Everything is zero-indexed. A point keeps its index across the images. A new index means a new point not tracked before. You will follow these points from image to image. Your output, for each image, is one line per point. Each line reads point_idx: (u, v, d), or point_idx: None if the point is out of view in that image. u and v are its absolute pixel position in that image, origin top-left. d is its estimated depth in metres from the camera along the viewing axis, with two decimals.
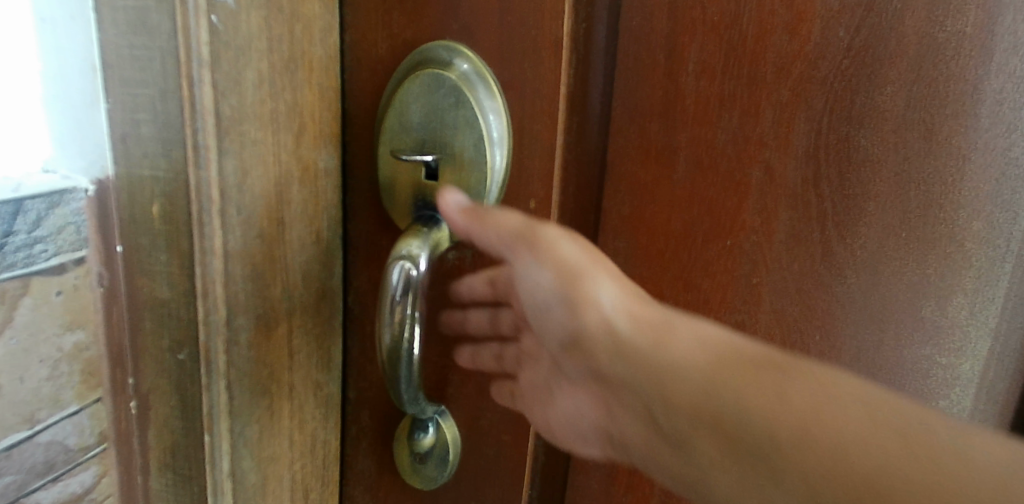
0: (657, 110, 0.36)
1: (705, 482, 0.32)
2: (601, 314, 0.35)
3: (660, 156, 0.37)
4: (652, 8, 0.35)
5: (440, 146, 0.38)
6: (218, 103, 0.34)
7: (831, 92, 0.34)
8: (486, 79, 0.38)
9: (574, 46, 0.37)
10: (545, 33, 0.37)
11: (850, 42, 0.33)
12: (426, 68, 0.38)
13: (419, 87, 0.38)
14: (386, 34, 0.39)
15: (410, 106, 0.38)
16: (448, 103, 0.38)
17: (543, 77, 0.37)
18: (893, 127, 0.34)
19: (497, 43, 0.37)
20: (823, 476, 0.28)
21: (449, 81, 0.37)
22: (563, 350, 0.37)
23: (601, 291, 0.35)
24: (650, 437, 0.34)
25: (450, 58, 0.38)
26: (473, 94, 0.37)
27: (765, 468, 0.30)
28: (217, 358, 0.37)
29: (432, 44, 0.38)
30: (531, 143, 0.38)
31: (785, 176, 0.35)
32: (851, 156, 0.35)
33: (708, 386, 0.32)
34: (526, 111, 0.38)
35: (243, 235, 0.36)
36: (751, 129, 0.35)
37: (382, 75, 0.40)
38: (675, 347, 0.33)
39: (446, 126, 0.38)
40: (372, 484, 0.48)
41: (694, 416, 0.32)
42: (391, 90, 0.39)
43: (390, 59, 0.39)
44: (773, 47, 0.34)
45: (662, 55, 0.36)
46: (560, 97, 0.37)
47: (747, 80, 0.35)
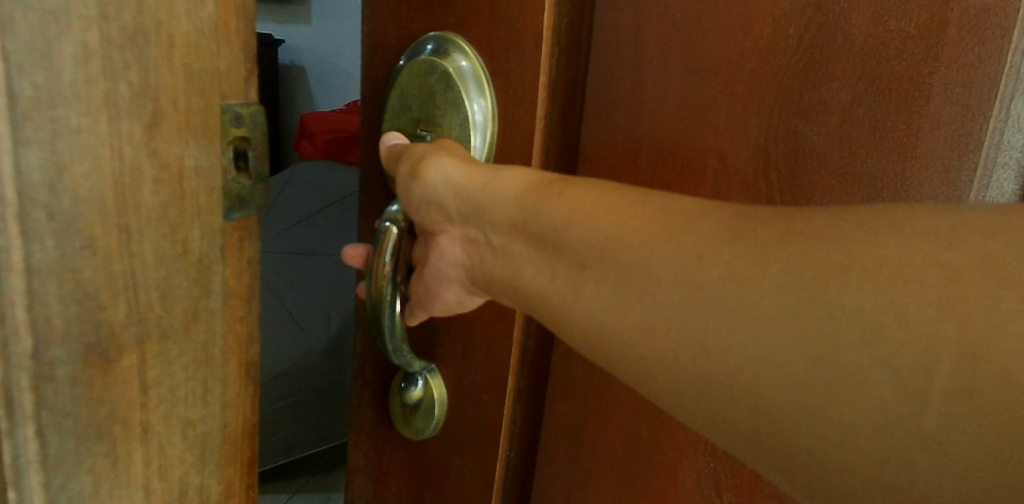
0: (625, 100, 0.40)
1: (518, 277, 0.36)
2: (441, 178, 0.39)
3: (627, 141, 0.40)
4: (621, 5, 0.39)
5: (431, 126, 0.44)
6: (13, 83, 0.24)
7: (781, 87, 0.36)
8: (476, 67, 0.42)
9: (554, 39, 0.41)
10: (528, 26, 0.41)
11: (799, 40, 0.36)
12: (424, 56, 0.43)
13: (415, 71, 0.43)
14: (394, 25, 0.45)
15: (405, 86, 0.44)
16: (440, 88, 0.42)
17: (526, 65, 0.41)
18: (839, 121, 0.36)
19: (487, 35, 0.42)
20: (591, 251, 0.32)
21: (442, 68, 0.42)
22: (421, 207, 0.41)
23: (432, 157, 0.39)
24: (485, 255, 0.38)
25: (446, 50, 0.42)
26: (462, 80, 0.42)
27: (554, 252, 0.34)
28: (19, 399, 0.25)
29: (432, 34, 0.43)
30: (513, 127, 0.42)
31: (738, 165, 0.38)
32: (800, 148, 0.37)
33: (518, 201, 0.36)
34: (510, 97, 0.42)
35: (60, 247, 0.25)
36: (709, 120, 0.38)
37: (390, 61, 0.45)
38: (496, 184, 0.37)
39: (437, 109, 0.43)
40: (373, 433, 0.53)
41: (511, 228, 0.36)
42: (395, 73, 0.44)
43: (397, 46, 0.45)
44: (729, 44, 0.37)
45: (630, 50, 0.40)
46: (540, 86, 0.41)
47: (703, 73, 0.38)
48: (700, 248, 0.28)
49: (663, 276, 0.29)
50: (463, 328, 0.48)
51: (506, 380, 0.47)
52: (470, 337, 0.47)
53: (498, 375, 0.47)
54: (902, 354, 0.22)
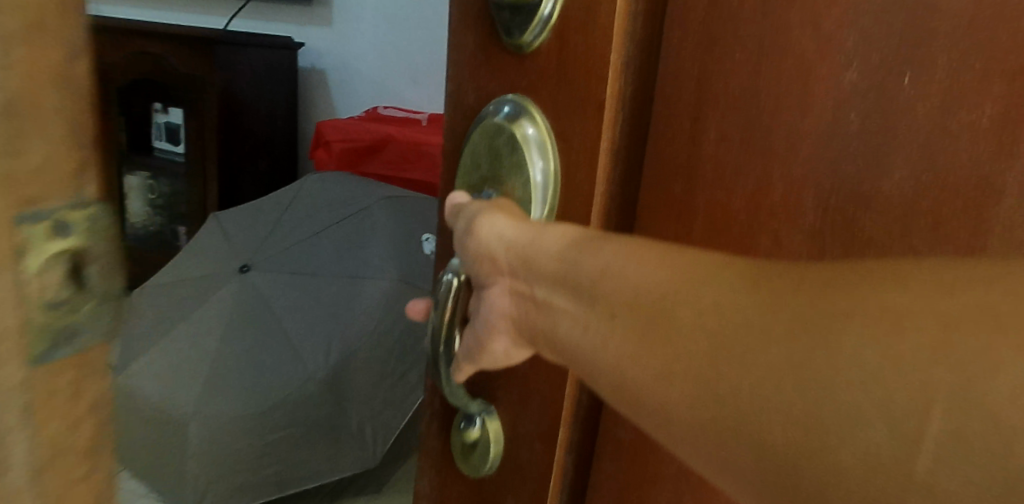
0: (681, 172, 0.41)
1: (554, 331, 0.34)
2: (496, 231, 0.37)
3: (681, 212, 0.41)
4: (682, 80, 0.40)
5: (497, 185, 0.46)
6: None
7: (839, 173, 0.35)
8: (542, 131, 0.44)
9: (618, 106, 0.42)
10: (592, 93, 0.42)
11: (861, 125, 0.34)
12: (495, 118, 0.45)
13: (487, 132, 0.46)
14: (473, 86, 0.48)
15: (478, 145, 0.47)
16: (508, 150, 0.45)
17: (589, 131, 0.42)
18: (900, 213, 0.33)
19: (554, 100, 0.43)
20: (622, 301, 0.30)
21: (510, 132, 0.44)
22: (475, 257, 0.39)
23: (481, 214, 0.39)
24: (528, 308, 0.36)
25: (516, 115, 0.44)
26: (527, 143, 0.44)
27: (588, 305, 0.31)
28: None
29: (504, 99, 0.46)
30: (574, 189, 0.44)
31: (791, 248, 0.37)
32: (855, 238, 0.35)
33: (565, 259, 0.33)
34: (571, 161, 0.43)
35: None
36: (763, 198, 0.38)
37: (467, 119, 0.48)
38: (544, 240, 0.35)
39: (502, 170, 0.45)
40: (436, 462, 0.56)
41: (552, 281, 0.34)
42: (472, 131, 0.47)
43: (474, 106, 0.48)
44: (786, 124, 0.37)
45: (687, 123, 0.40)
46: (601, 152, 0.43)
47: (760, 151, 0.37)
48: (721, 299, 0.26)
49: (682, 323, 0.27)
50: (519, 376, 0.49)
51: (557, 431, 0.48)
52: (526, 385, 0.49)
53: (549, 425, 0.48)
54: (899, 396, 0.20)
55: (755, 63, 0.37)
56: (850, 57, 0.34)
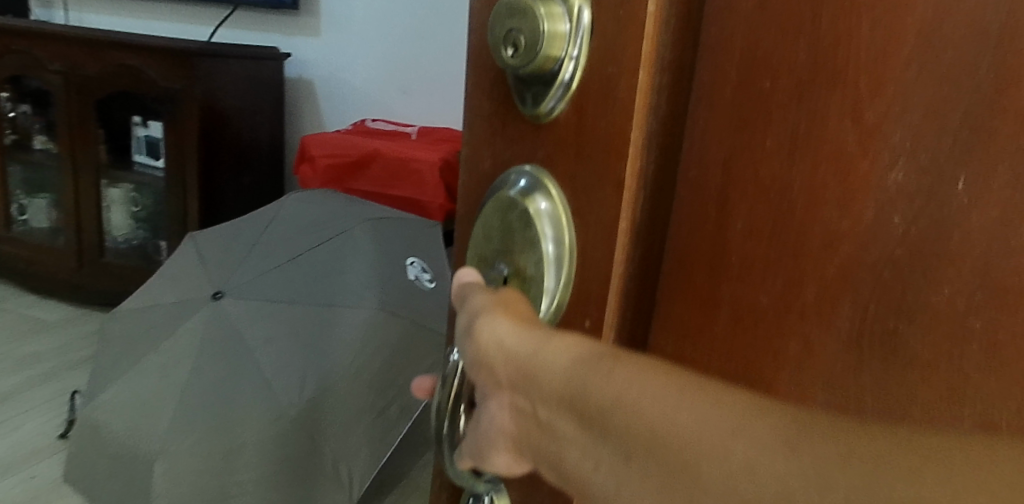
0: (705, 260, 0.38)
1: (562, 457, 0.32)
2: (493, 337, 0.36)
3: (704, 304, 0.38)
4: (710, 163, 0.37)
5: (509, 260, 0.44)
6: None
7: (879, 279, 0.31)
8: (555, 207, 0.42)
9: (639, 184, 0.40)
10: (611, 170, 0.40)
11: (906, 229, 0.31)
12: (510, 191, 0.44)
13: (500, 204, 0.44)
14: (489, 152, 0.46)
15: (491, 217, 0.45)
16: (520, 224, 0.43)
17: (607, 209, 0.40)
18: (949, 332, 0.29)
19: (571, 175, 0.41)
20: (634, 442, 0.28)
21: (523, 206, 0.42)
22: (474, 362, 0.38)
23: (483, 317, 0.38)
24: (528, 425, 0.34)
25: (530, 189, 0.43)
26: (539, 219, 0.42)
27: (598, 436, 0.30)
28: None
29: (520, 168, 0.44)
30: (592, 268, 0.41)
31: (824, 355, 0.33)
32: (897, 353, 0.31)
33: (568, 379, 0.32)
34: (587, 238, 0.41)
35: None
36: (794, 298, 0.34)
37: (484, 186, 0.47)
38: (545, 356, 0.34)
39: (514, 245, 0.43)
40: None
41: (556, 402, 0.32)
42: (487, 201, 0.46)
43: (490, 173, 0.46)
44: (822, 220, 0.33)
45: (714, 209, 0.37)
46: (620, 232, 0.40)
47: (792, 246, 0.34)
48: (751, 458, 0.25)
49: (710, 484, 0.26)
50: None
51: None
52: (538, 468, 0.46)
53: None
54: None
55: (788, 151, 0.34)
56: (893, 154, 0.31)
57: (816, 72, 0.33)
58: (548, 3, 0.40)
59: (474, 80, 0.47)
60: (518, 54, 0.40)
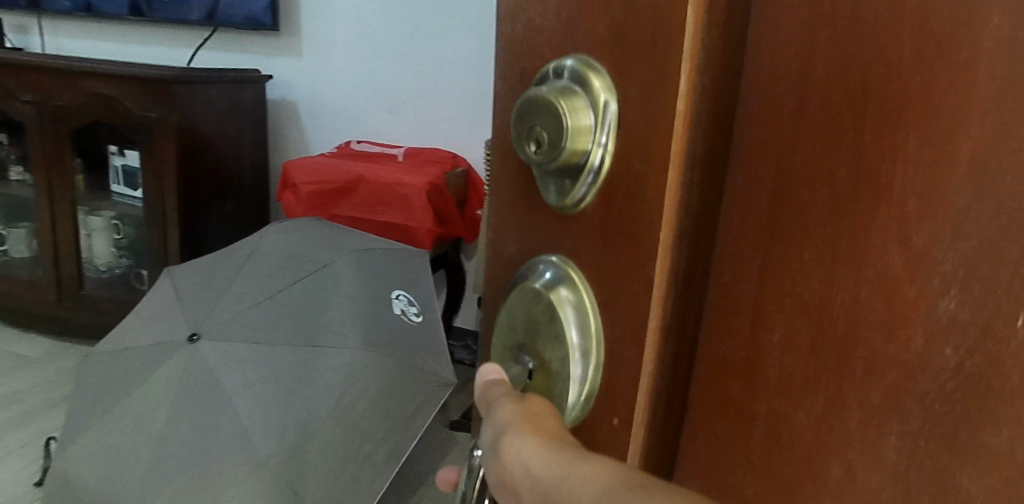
0: (739, 371, 0.37)
1: None
2: (521, 461, 0.38)
3: (738, 415, 0.37)
4: (742, 272, 0.37)
5: (535, 353, 0.43)
6: None
7: (929, 412, 0.30)
8: (581, 301, 0.41)
9: (671, 283, 0.39)
10: (640, 268, 0.38)
11: (959, 364, 0.29)
12: (534, 282, 0.42)
13: (524, 296, 0.43)
14: (514, 238, 0.46)
15: (515, 308, 0.44)
16: (544, 318, 0.41)
17: (636, 308, 0.39)
18: (1006, 476, 0.28)
19: (598, 269, 0.40)
20: None
21: (547, 300, 0.41)
22: (502, 483, 0.40)
23: (508, 435, 0.40)
24: None
25: (555, 281, 0.42)
26: (564, 314, 0.41)
27: None
28: None
29: (545, 257, 0.43)
30: (619, 367, 0.40)
31: (870, 483, 0.32)
32: (950, 492, 0.29)
33: None
34: (614, 335, 0.40)
35: None
36: (836, 421, 0.33)
37: (509, 270, 0.46)
38: (575, 483, 0.35)
39: (539, 338, 0.42)
40: None
41: None
42: (511, 290, 0.45)
43: (515, 259, 0.46)
44: (866, 344, 0.32)
45: (748, 319, 0.37)
46: (649, 332, 0.39)
47: (834, 367, 0.33)
48: None
49: None
50: None
51: None
52: None
53: None
54: None
55: (829, 267, 0.33)
56: (947, 280, 0.30)
57: (858, 185, 0.32)
58: (569, 97, 0.39)
59: (499, 164, 0.46)
60: (543, 149, 0.39)
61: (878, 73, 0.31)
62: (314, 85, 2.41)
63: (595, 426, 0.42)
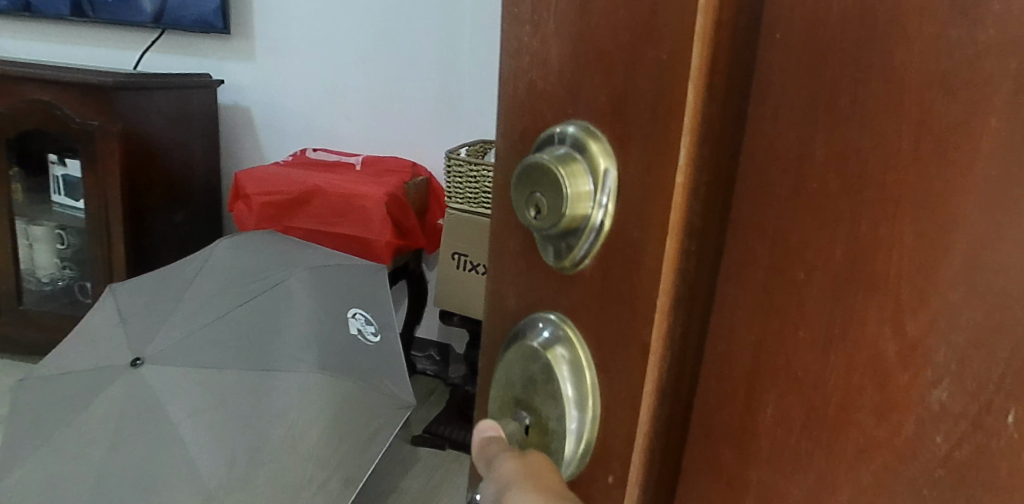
0: (735, 441, 0.38)
1: None
2: None
3: (733, 484, 0.38)
4: (739, 343, 0.37)
5: (532, 409, 0.44)
6: None
7: (918, 494, 0.32)
8: (576, 360, 0.42)
9: (668, 347, 0.40)
10: (637, 333, 0.40)
11: (947, 453, 0.31)
12: (532, 340, 0.44)
13: (522, 353, 0.45)
14: (514, 289, 0.47)
15: (514, 363, 0.45)
16: (542, 376, 0.43)
17: (632, 370, 0.40)
18: None
19: (597, 330, 0.41)
20: None
21: (545, 358, 0.43)
22: None
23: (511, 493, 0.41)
24: None
25: (552, 340, 0.43)
26: (560, 372, 0.42)
27: None
28: None
29: (542, 315, 0.44)
30: (616, 426, 0.41)
31: None
32: None
33: None
34: (610, 395, 0.41)
35: None
36: (829, 496, 0.34)
37: (509, 320, 0.48)
38: None
39: (537, 396, 0.44)
40: None
41: None
42: (510, 345, 0.47)
43: (515, 310, 0.47)
44: (857, 426, 0.33)
45: (743, 390, 0.37)
46: (645, 394, 0.40)
47: (827, 445, 0.34)
48: None
49: None
50: None
51: None
52: None
53: None
54: None
55: (822, 348, 0.34)
56: (937, 372, 0.31)
57: (854, 273, 0.33)
58: (568, 164, 0.39)
59: (501, 217, 0.47)
60: (543, 215, 0.40)
61: (877, 163, 0.32)
62: (269, 86, 2.35)
63: (591, 480, 0.43)
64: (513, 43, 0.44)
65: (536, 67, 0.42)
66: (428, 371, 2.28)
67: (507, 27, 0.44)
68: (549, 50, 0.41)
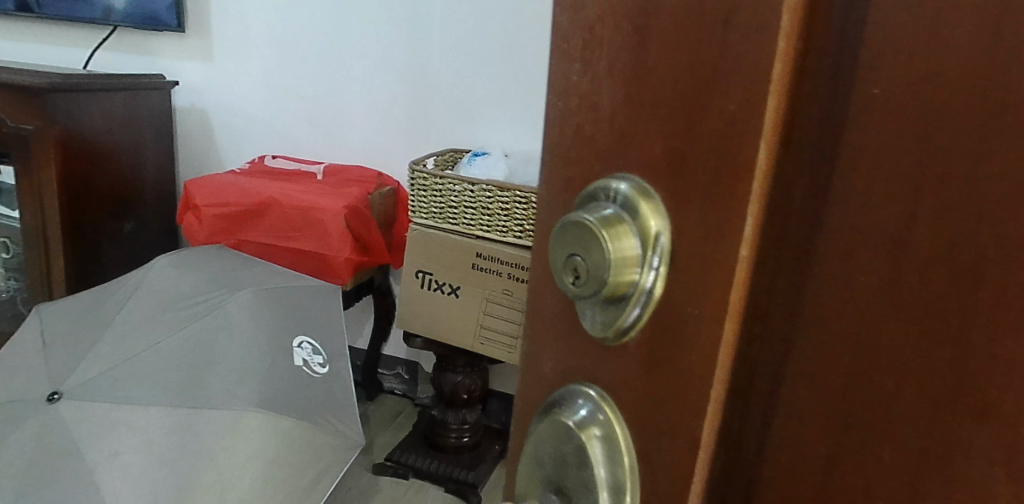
0: None
1: None
2: None
3: None
4: (810, 445, 0.32)
5: (561, 493, 0.39)
6: None
7: None
8: (616, 445, 0.36)
9: (723, 436, 0.35)
10: (688, 422, 0.34)
11: None
12: (565, 417, 0.38)
13: (553, 430, 0.39)
14: (544, 355, 0.41)
15: (541, 438, 0.40)
16: (574, 460, 0.37)
17: (680, 465, 0.35)
18: None
19: (638, 415, 0.36)
20: None
21: (579, 440, 0.37)
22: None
23: None
24: None
25: (588, 421, 0.37)
26: (597, 458, 0.37)
27: None
28: None
29: (578, 387, 0.39)
30: None
31: None
32: None
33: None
34: (652, 490, 0.36)
35: None
36: None
37: (538, 388, 0.42)
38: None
39: (568, 481, 0.38)
40: None
41: None
42: (541, 414, 0.41)
43: (549, 380, 0.41)
44: None
45: (811, 496, 0.33)
46: (694, 492, 0.35)
47: None
48: None
49: None
50: None
51: None
52: None
53: None
54: None
55: (913, 471, 0.29)
56: None
57: (957, 386, 0.28)
58: (613, 225, 0.34)
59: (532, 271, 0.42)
60: (584, 280, 0.35)
61: (994, 263, 0.27)
62: (227, 87, 2.23)
63: None
64: (559, 80, 0.38)
65: (584, 110, 0.37)
66: (395, 390, 2.24)
67: (553, 61, 0.38)
68: (601, 90, 0.36)
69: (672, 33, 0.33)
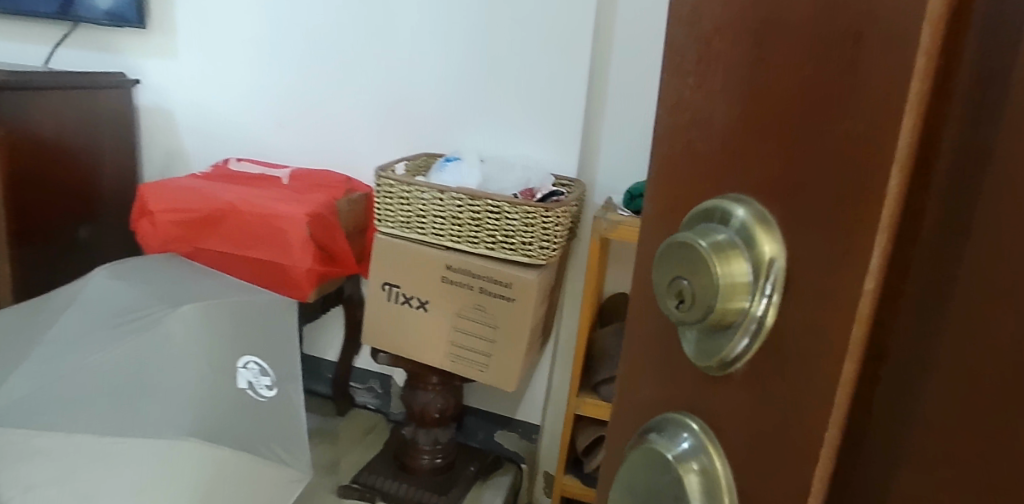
0: None
1: None
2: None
3: None
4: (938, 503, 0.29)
5: None
6: None
7: None
8: (717, 485, 0.35)
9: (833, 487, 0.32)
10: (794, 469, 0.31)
11: None
12: (664, 448, 0.37)
13: (649, 459, 0.38)
14: (646, 378, 0.40)
15: (635, 466, 0.39)
16: (669, 493, 0.36)
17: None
18: None
19: (743, 452, 0.34)
20: None
21: (675, 474, 0.36)
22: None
23: None
24: None
25: (688, 456, 0.36)
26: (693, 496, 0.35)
27: None
28: None
29: (680, 417, 0.37)
30: None
31: None
32: None
33: None
34: None
35: None
36: None
37: (638, 412, 0.41)
38: None
39: None
40: None
41: None
42: (638, 438, 0.40)
43: (647, 403, 0.40)
44: None
45: None
46: None
47: None
48: None
49: None
50: None
51: None
52: None
53: None
54: None
55: None
56: None
57: None
58: (725, 252, 0.33)
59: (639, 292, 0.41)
60: (689, 305, 0.35)
61: None
62: (189, 86, 2.13)
63: None
64: (673, 97, 0.38)
65: (697, 127, 0.36)
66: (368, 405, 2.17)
67: (665, 76, 0.38)
68: (715, 107, 0.35)
69: (797, 49, 0.31)
